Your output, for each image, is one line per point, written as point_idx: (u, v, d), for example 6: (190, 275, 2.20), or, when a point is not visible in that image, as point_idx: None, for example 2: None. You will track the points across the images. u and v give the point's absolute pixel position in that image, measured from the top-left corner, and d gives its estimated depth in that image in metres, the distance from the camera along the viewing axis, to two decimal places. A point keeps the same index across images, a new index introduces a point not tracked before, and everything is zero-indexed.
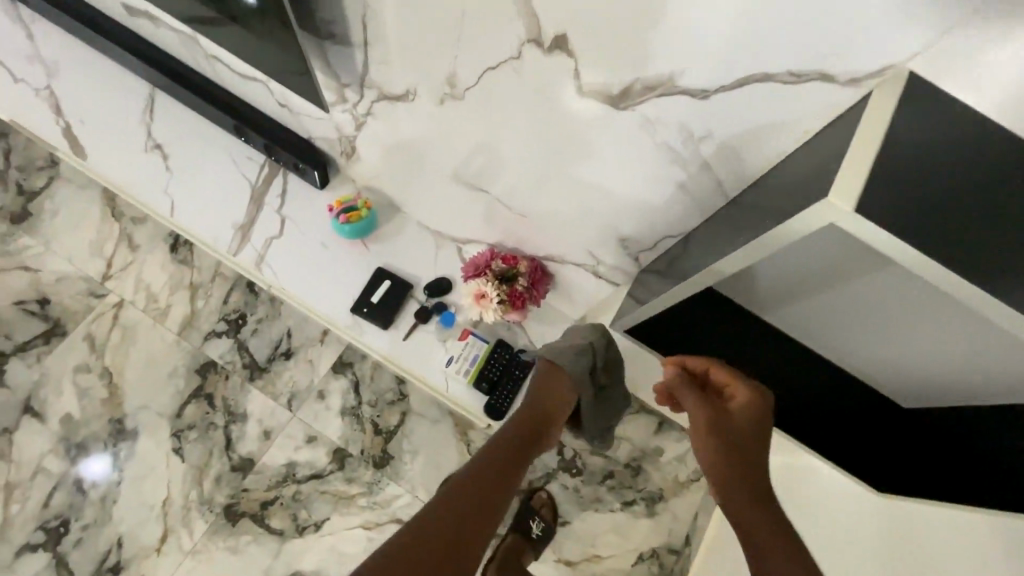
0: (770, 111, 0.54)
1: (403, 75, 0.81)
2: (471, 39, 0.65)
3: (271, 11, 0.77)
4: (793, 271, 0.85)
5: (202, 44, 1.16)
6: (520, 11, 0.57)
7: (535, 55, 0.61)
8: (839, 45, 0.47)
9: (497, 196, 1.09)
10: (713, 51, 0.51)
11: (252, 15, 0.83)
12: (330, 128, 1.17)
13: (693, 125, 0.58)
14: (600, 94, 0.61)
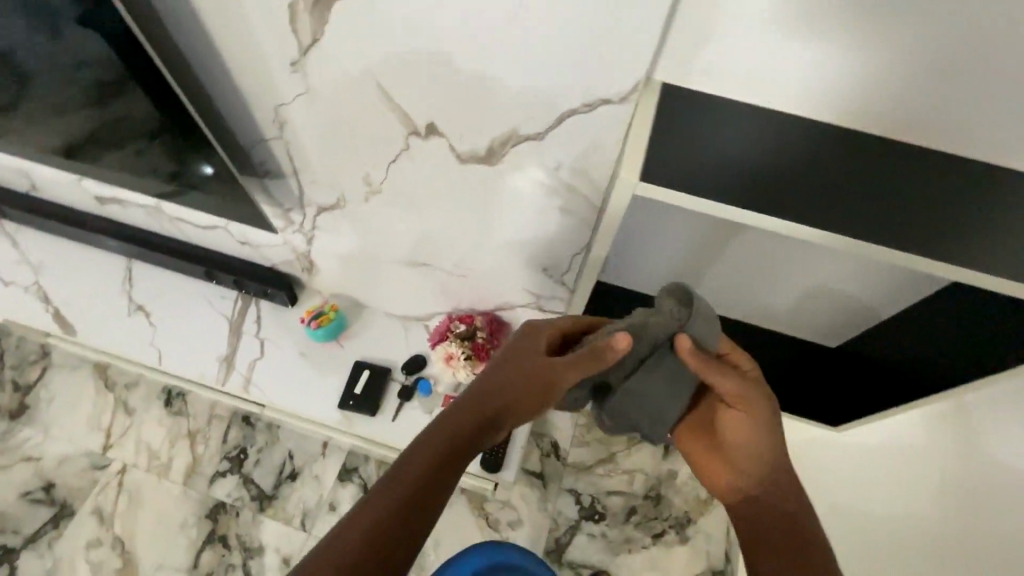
0: (588, 134, 0.69)
1: (331, 187, 0.98)
2: (370, 144, 0.83)
3: (214, 166, 0.95)
4: (666, 261, 1.14)
5: (166, 211, 1.35)
6: (396, 115, 0.75)
7: (419, 142, 0.78)
8: (600, 75, 0.62)
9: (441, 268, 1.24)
10: (528, 104, 0.67)
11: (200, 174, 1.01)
12: (287, 251, 1.33)
13: (548, 160, 0.74)
14: (474, 157, 0.77)
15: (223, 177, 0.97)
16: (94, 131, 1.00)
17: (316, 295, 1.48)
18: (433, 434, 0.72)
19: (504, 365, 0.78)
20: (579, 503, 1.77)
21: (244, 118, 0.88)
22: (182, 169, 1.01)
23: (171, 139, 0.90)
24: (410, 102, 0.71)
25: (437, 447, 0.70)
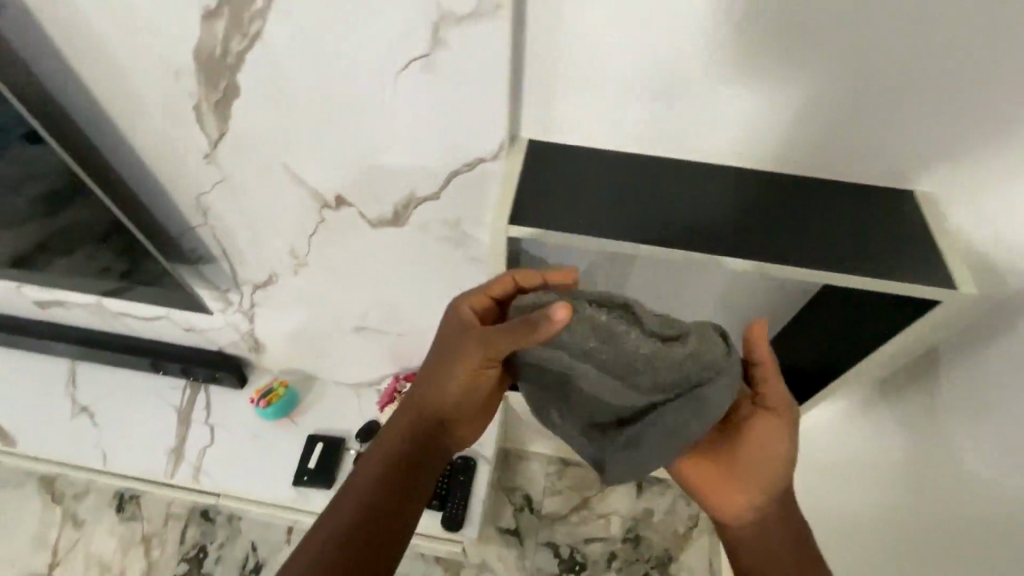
0: (475, 191, 0.75)
1: (261, 264, 1.03)
2: (288, 220, 0.89)
3: (144, 257, 0.99)
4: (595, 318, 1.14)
5: (107, 307, 1.36)
6: (306, 191, 0.81)
7: (332, 213, 0.84)
8: (468, 140, 0.67)
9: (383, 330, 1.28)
10: (415, 170, 0.73)
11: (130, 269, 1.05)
12: (232, 331, 1.35)
13: (448, 217, 0.81)
14: (384, 220, 0.83)
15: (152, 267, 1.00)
16: (16, 240, 1.02)
17: (266, 373, 1.48)
18: (379, 446, 0.77)
19: (438, 352, 0.76)
20: (558, 556, 1.72)
21: (169, 209, 0.93)
22: (112, 265, 1.04)
23: (98, 237, 0.94)
24: (316, 179, 0.78)
25: (383, 461, 0.75)
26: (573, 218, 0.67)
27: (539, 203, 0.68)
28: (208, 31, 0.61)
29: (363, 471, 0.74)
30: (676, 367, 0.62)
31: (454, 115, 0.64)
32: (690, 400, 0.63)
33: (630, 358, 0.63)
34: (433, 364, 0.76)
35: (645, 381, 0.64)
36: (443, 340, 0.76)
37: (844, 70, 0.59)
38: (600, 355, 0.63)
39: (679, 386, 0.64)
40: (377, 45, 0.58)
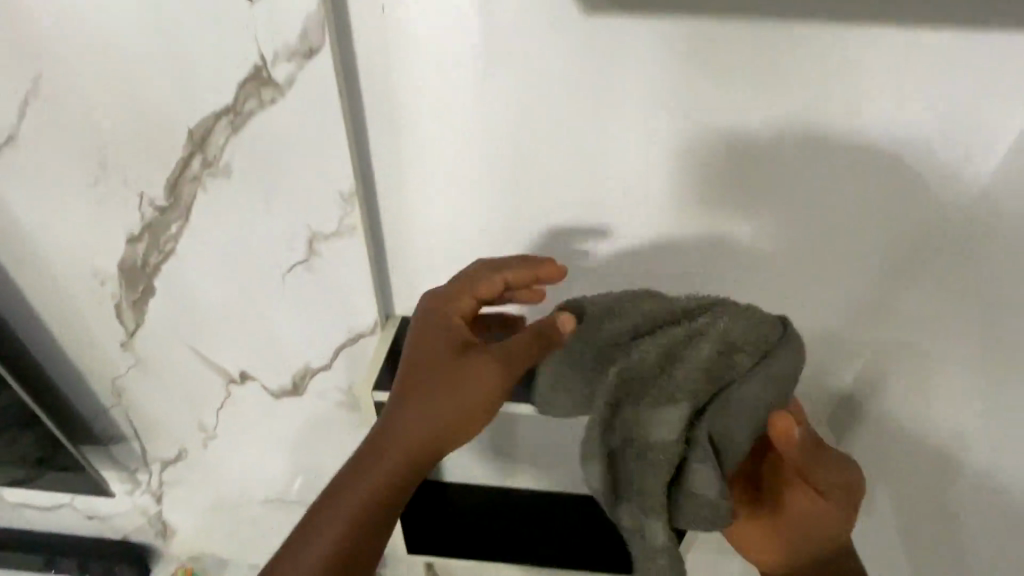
0: (360, 360, 0.86)
1: (170, 440, 1.06)
2: (197, 395, 0.96)
3: (51, 442, 1.02)
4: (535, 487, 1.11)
5: (6, 498, 1.30)
6: (213, 368, 0.91)
7: (237, 386, 0.93)
8: (348, 320, 0.81)
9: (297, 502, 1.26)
10: (306, 345, 0.85)
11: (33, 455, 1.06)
12: (138, 514, 1.29)
13: (342, 384, 0.90)
14: (284, 390, 0.92)
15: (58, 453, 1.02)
16: None
17: (172, 560, 1.39)
18: (342, 490, 0.59)
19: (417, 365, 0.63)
20: None
21: (85, 392, 0.99)
22: (16, 454, 1.05)
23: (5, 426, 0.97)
24: (221, 357, 0.89)
25: (352, 507, 0.58)
26: None
27: None
28: (131, 249, 0.76)
29: (320, 514, 0.58)
30: (750, 360, 0.59)
31: (335, 301, 0.78)
32: (763, 386, 0.58)
33: (693, 358, 0.59)
34: (413, 390, 0.62)
35: (712, 382, 0.59)
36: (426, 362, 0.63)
37: (661, 254, 0.75)
38: (652, 364, 0.61)
39: (756, 390, 0.58)
40: (267, 254, 0.74)
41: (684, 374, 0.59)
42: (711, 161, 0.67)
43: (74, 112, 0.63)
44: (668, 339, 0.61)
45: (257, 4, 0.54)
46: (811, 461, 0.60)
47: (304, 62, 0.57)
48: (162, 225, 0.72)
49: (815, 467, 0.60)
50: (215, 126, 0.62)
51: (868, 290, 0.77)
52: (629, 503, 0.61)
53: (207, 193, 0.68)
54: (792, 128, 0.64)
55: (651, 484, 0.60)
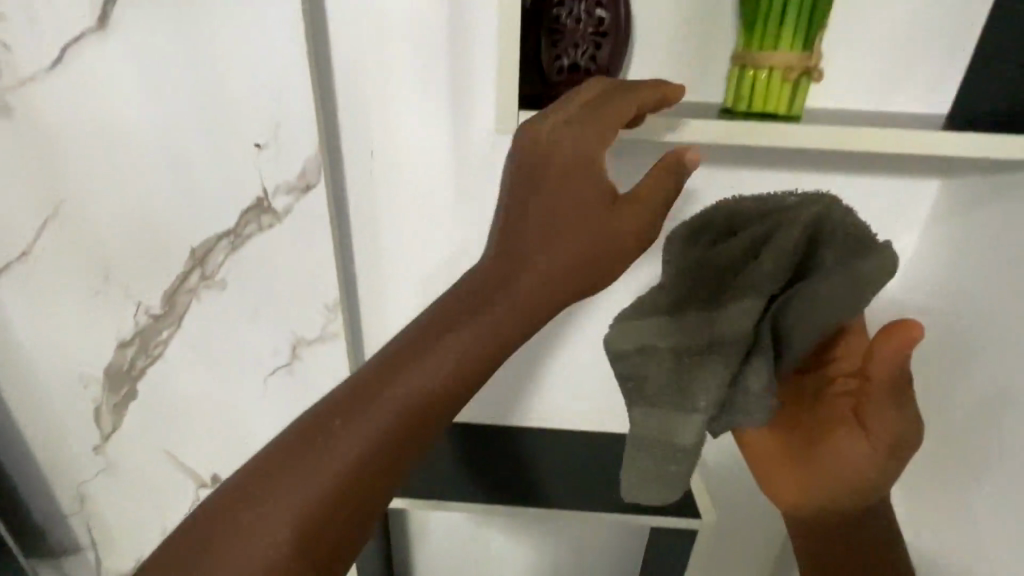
0: None
1: (129, 550, 1.02)
2: (165, 501, 0.94)
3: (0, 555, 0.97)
4: None
5: None
6: (185, 472, 0.91)
7: (207, 491, 0.92)
8: None
9: None
10: None
11: None
12: None
13: None
14: None
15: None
16: None
17: None
18: (360, 398, 0.40)
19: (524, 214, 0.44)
20: None
21: (46, 499, 0.97)
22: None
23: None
24: (195, 461, 0.89)
25: (368, 431, 0.39)
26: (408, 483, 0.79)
27: None
28: (121, 354, 0.79)
29: (320, 429, 0.39)
30: (845, 248, 0.50)
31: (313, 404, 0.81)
32: (844, 286, 0.48)
33: (784, 243, 0.50)
34: (504, 258, 0.43)
35: (788, 269, 0.50)
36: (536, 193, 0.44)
37: None
38: (760, 268, 0.50)
39: (842, 282, 0.48)
40: (252, 358, 0.78)
41: (769, 261, 0.49)
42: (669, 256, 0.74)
43: (89, 234, 0.70)
44: (748, 234, 0.52)
45: (263, 149, 0.63)
46: (887, 400, 0.44)
47: (300, 195, 0.66)
48: (154, 331, 0.77)
49: (880, 407, 0.45)
50: (216, 246, 0.70)
51: None
52: (660, 409, 0.50)
53: (201, 303, 0.74)
54: None
55: (694, 385, 0.49)
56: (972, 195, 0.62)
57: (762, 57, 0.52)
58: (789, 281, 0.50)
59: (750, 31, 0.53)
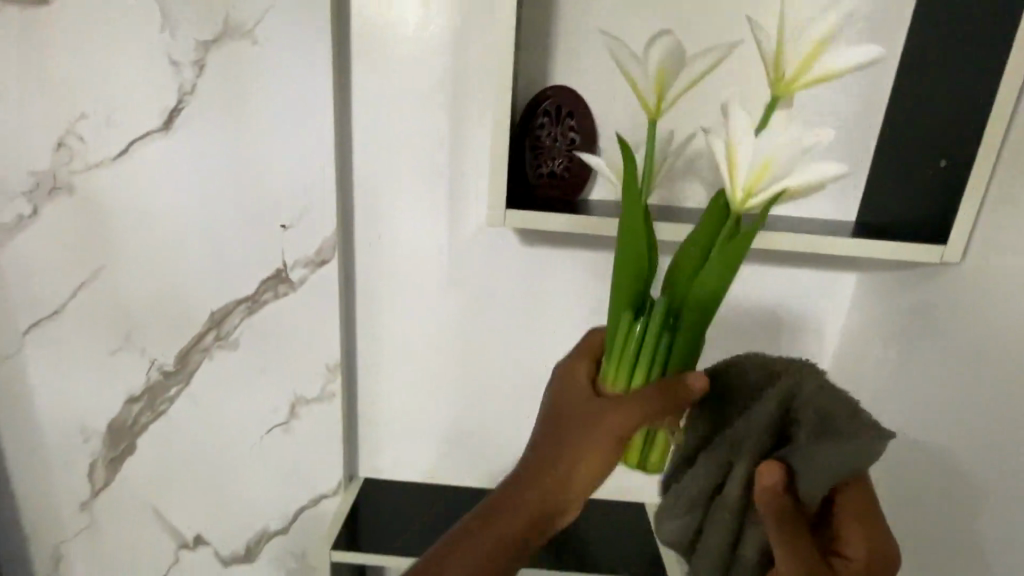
0: (316, 521, 0.90)
1: None
2: (142, 562, 0.94)
3: None
4: None
5: None
6: (168, 531, 0.92)
7: (188, 551, 0.93)
8: (312, 478, 0.87)
9: None
10: (267, 505, 0.89)
11: None
12: None
13: (294, 548, 0.92)
14: (235, 554, 0.93)
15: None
16: None
17: None
18: (473, 539, 0.45)
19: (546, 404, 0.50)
20: None
21: (19, 561, 0.96)
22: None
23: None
24: (181, 519, 0.91)
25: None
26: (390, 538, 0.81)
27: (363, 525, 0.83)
28: (127, 408, 0.85)
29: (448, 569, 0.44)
30: (818, 424, 0.43)
31: (303, 462, 0.85)
32: (823, 463, 0.41)
33: (755, 421, 0.45)
34: (537, 449, 0.47)
35: (772, 436, 0.45)
36: (551, 397, 0.50)
37: None
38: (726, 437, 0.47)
39: (827, 457, 0.41)
40: (251, 415, 0.84)
41: (748, 429, 0.45)
42: None
43: (118, 297, 0.79)
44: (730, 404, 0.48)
45: (288, 229, 0.74)
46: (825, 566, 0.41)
47: (315, 268, 0.76)
48: (162, 387, 0.83)
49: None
50: (235, 309, 0.78)
51: None
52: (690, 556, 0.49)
53: (212, 362, 0.81)
54: None
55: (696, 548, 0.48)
56: (881, 288, 0.74)
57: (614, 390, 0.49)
58: (774, 442, 0.45)
59: (611, 364, 0.50)
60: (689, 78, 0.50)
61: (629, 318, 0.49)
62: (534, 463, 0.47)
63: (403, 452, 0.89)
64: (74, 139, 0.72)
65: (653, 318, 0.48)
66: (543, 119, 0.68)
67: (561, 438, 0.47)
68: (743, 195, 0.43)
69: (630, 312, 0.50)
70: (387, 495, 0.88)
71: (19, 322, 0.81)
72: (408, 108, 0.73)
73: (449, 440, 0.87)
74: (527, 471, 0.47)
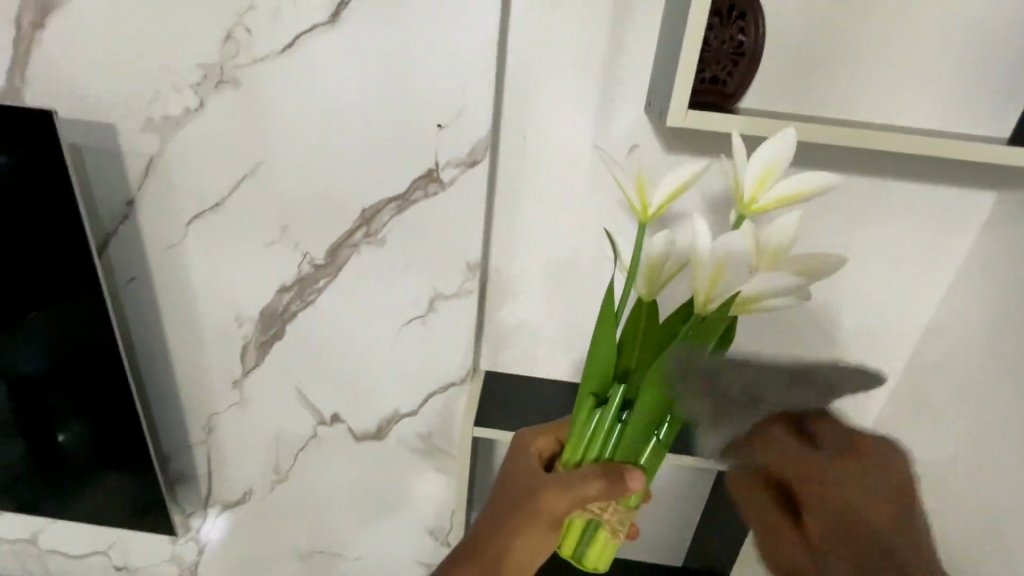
0: (443, 406, 0.99)
1: (240, 482, 1.13)
2: (284, 435, 1.06)
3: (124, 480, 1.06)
4: None
5: (38, 543, 1.28)
6: (309, 409, 1.03)
7: (325, 427, 1.04)
8: (444, 368, 0.95)
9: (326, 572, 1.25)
10: (400, 390, 0.98)
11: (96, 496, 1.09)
12: (171, 567, 1.28)
13: (421, 429, 1.02)
14: (367, 432, 1.04)
15: (131, 490, 1.07)
16: None
17: None
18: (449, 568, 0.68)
19: (494, 506, 0.68)
20: None
21: (174, 430, 1.08)
22: (86, 494, 1.09)
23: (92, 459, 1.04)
24: (321, 400, 1.02)
25: None
26: (519, 420, 0.90)
27: (493, 408, 0.92)
28: (278, 297, 0.92)
29: None
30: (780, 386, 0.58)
31: (437, 352, 0.94)
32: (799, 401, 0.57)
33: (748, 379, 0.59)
34: (491, 521, 0.67)
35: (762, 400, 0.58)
36: (507, 481, 0.69)
37: None
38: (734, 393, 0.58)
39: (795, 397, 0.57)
40: (393, 307, 0.91)
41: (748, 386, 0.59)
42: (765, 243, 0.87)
43: (276, 191, 0.84)
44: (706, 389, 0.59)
45: (444, 129, 0.77)
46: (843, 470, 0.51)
47: (466, 169, 0.79)
48: (312, 279, 0.90)
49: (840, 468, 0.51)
50: (385, 207, 0.83)
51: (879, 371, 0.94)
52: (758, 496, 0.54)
53: (360, 257, 0.87)
54: (828, 213, 0.85)
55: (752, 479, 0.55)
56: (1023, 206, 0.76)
57: (570, 467, 0.66)
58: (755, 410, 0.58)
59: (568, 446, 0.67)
60: (671, 187, 0.59)
61: (592, 405, 0.65)
62: (503, 512, 0.66)
63: (525, 348, 0.96)
64: (241, 32, 0.74)
65: (612, 410, 0.64)
66: (714, 20, 0.68)
67: (517, 505, 0.66)
68: (702, 298, 0.57)
69: (592, 405, 0.65)
70: (509, 385, 0.97)
71: (183, 213, 0.87)
72: (567, 9, 0.74)
73: (571, 339, 0.94)
74: (487, 525, 0.67)
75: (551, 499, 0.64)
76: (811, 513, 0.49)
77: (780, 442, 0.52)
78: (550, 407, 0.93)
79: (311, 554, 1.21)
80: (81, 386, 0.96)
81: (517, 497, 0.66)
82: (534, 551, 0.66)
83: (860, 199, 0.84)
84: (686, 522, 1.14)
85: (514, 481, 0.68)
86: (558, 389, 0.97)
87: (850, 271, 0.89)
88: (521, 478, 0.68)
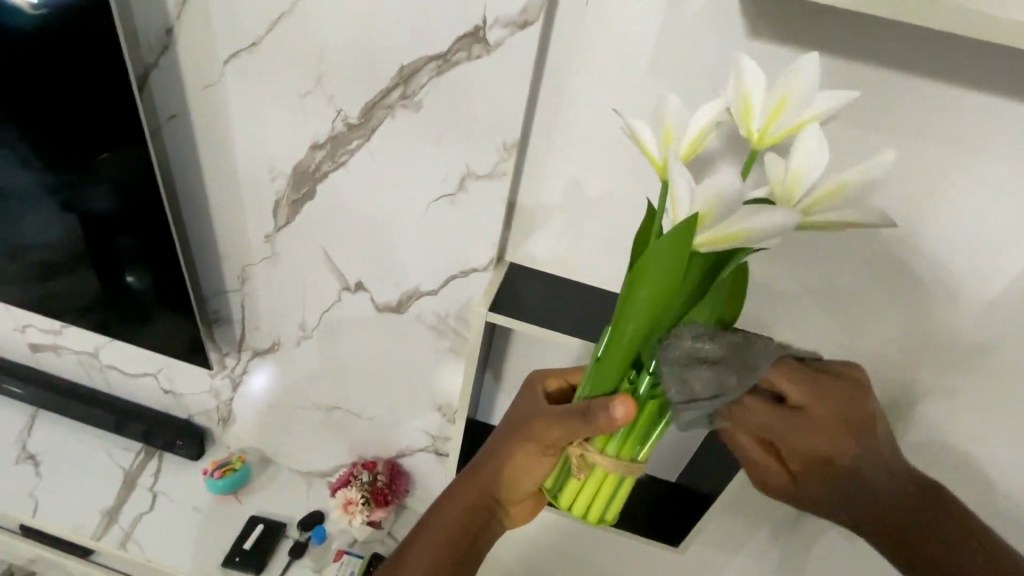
0: (463, 290, 0.99)
1: (269, 333, 1.20)
2: (311, 295, 1.10)
3: (166, 314, 1.14)
4: None
5: (99, 357, 1.43)
6: (336, 275, 1.05)
7: (350, 294, 1.07)
8: (467, 251, 0.93)
9: (341, 427, 1.34)
10: (423, 269, 0.98)
11: (139, 325, 1.18)
12: (209, 396, 1.41)
13: (440, 309, 1.03)
14: (388, 306, 1.06)
15: (171, 325, 1.15)
16: (50, 287, 1.16)
17: (225, 447, 1.49)
18: (475, 472, 0.77)
19: (510, 460, 0.72)
20: None
21: (213, 273, 1.14)
22: (130, 324, 1.18)
23: (154, 296, 1.11)
24: (346, 266, 1.03)
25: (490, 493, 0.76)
26: (535, 313, 0.88)
27: (511, 298, 0.90)
28: (310, 156, 0.91)
29: (455, 489, 0.78)
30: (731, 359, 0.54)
31: (463, 232, 0.91)
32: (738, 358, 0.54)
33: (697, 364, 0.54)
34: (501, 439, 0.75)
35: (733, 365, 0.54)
36: (518, 412, 0.75)
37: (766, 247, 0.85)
38: (700, 373, 0.54)
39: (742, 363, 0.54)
40: (424, 179, 0.87)
41: (712, 370, 0.54)
42: (841, 157, 0.76)
43: (314, 35, 0.79)
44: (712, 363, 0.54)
45: None
46: (821, 426, 0.54)
47: (515, 32, 0.72)
48: (345, 139, 0.87)
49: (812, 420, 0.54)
50: (425, 66, 0.77)
51: (937, 328, 0.85)
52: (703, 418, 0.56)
53: (394, 120, 0.83)
54: (926, 136, 0.73)
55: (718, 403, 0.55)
56: None
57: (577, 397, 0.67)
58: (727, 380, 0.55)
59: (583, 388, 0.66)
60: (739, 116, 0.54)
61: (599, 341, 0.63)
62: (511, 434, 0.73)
63: (552, 245, 0.92)
64: None
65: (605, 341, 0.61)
66: None
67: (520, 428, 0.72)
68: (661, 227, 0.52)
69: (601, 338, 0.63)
70: (530, 281, 0.94)
71: (220, 51, 0.84)
72: None
73: (603, 240, 0.89)
74: (499, 443, 0.74)
75: (552, 428, 0.66)
76: (803, 447, 0.56)
77: (755, 412, 0.54)
78: (567, 308, 0.90)
79: (331, 409, 1.30)
80: (122, 219, 1.00)
81: (522, 423, 0.72)
82: (515, 496, 0.76)
83: (970, 121, 0.71)
84: (692, 445, 1.13)
85: (519, 410, 0.75)
86: (581, 292, 0.94)
87: (933, 209, 0.77)
88: (527, 409, 0.73)
